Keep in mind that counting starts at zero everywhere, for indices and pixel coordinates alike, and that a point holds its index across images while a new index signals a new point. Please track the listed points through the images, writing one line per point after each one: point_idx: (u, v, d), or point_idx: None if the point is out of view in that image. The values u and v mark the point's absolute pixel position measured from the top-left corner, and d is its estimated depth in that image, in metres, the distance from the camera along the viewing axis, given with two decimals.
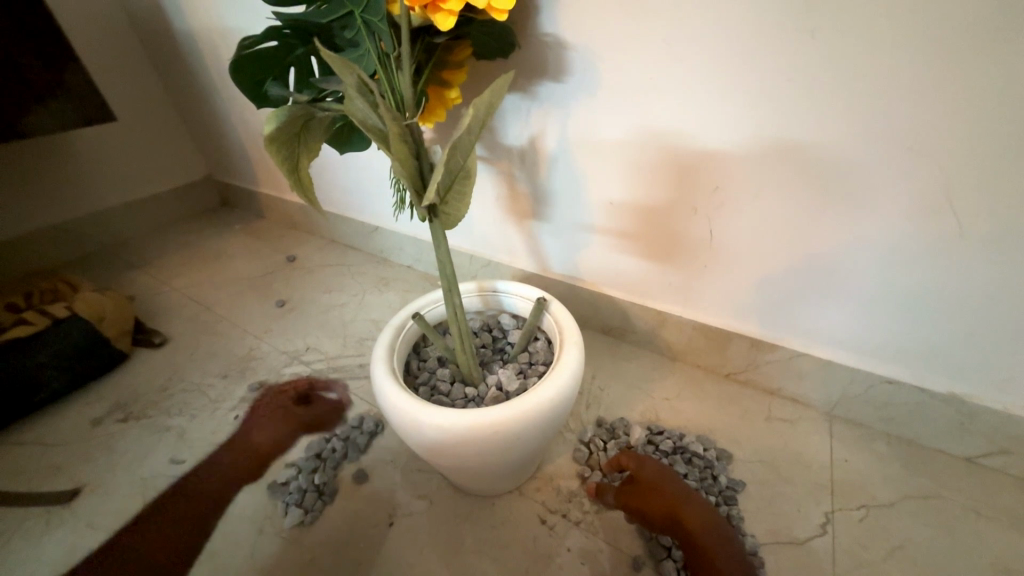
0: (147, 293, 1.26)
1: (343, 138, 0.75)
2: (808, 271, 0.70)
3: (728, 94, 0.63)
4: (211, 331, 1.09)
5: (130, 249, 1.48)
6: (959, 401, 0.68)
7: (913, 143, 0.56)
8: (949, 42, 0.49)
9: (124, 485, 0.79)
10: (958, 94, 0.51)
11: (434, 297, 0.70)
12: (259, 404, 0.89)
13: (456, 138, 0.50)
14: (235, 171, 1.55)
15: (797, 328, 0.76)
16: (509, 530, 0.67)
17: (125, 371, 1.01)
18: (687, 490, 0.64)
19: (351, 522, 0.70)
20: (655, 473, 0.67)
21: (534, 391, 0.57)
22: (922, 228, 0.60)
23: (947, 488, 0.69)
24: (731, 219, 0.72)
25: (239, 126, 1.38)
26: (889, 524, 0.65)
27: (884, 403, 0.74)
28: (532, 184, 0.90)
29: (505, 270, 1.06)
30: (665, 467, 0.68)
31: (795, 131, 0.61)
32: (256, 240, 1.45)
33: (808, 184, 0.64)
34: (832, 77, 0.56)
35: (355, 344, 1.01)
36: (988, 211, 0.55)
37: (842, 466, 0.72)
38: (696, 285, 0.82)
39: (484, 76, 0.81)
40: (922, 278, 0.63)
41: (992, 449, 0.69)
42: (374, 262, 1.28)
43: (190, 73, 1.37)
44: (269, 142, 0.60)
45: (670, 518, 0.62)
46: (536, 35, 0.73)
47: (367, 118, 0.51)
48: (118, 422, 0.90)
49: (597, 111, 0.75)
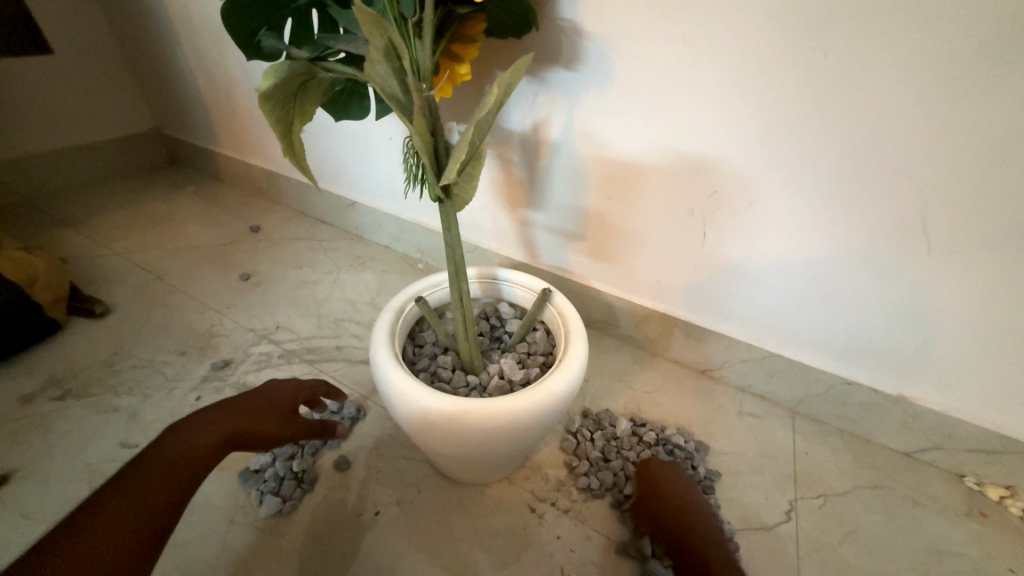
0: (84, 256, 1.11)
1: (339, 104, 0.69)
2: (789, 280, 0.75)
3: (736, 102, 0.65)
4: (164, 303, 0.99)
5: (59, 205, 1.30)
6: (906, 402, 0.76)
7: (899, 169, 0.60)
8: (945, 76, 0.54)
9: (63, 470, 0.70)
10: (939, 126, 0.56)
11: (434, 281, 0.67)
12: (224, 385, 0.83)
13: (479, 117, 0.48)
14: (191, 127, 1.40)
15: (775, 330, 0.81)
16: (499, 518, 0.67)
17: (61, 343, 0.90)
18: (690, 490, 0.66)
19: (333, 511, 0.67)
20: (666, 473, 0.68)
21: (546, 382, 0.55)
22: (900, 246, 0.65)
23: (890, 479, 0.77)
24: (725, 223, 0.75)
25: (200, 75, 1.25)
26: (844, 512, 0.72)
27: (842, 402, 0.81)
28: (530, 170, 0.88)
29: (492, 257, 1.05)
30: (677, 469, 0.69)
31: (794, 144, 0.65)
32: (213, 206, 1.33)
33: (802, 200, 0.68)
34: (835, 99, 0.60)
35: (330, 324, 0.96)
36: (956, 234, 0.61)
37: (804, 458, 0.79)
38: (684, 287, 0.85)
39: (496, 55, 0.78)
40: (892, 290, 0.68)
41: (928, 444, 0.77)
42: (348, 239, 1.21)
43: (147, 8, 1.22)
44: (264, 99, 0.55)
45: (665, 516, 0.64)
46: (552, 19, 0.72)
47: (386, 84, 0.49)
48: (53, 401, 0.80)
49: (607, 105, 0.75)
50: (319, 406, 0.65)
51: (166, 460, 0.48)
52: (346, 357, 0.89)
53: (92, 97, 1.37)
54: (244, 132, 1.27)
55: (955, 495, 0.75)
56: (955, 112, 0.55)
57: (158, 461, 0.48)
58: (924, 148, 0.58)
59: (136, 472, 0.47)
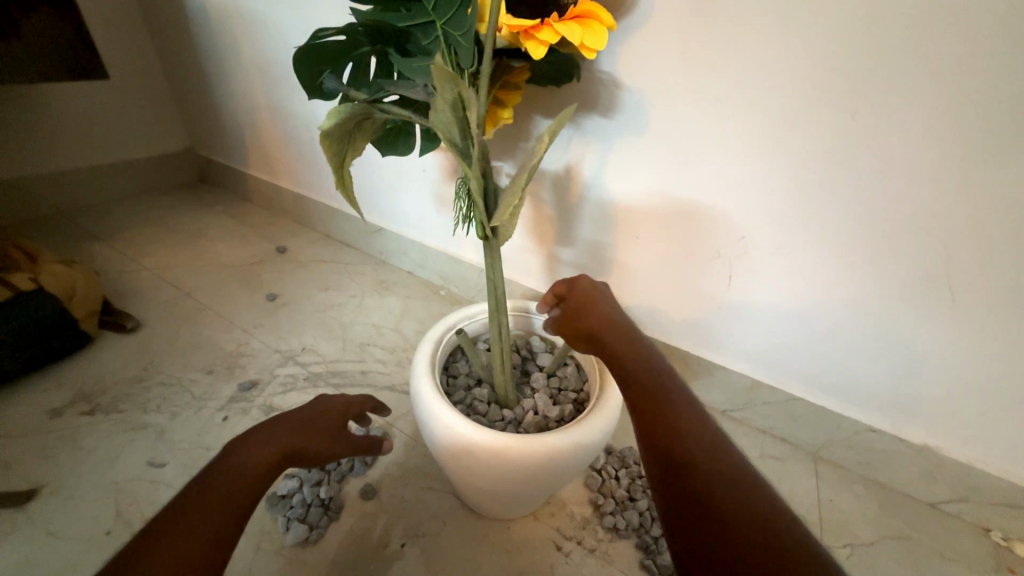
0: (114, 270, 1.14)
1: (388, 140, 0.72)
2: (815, 327, 0.76)
3: (765, 155, 0.69)
4: (192, 320, 1.00)
5: (93, 218, 1.33)
6: (931, 452, 0.76)
7: (927, 225, 0.63)
8: (966, 143, 0.58)
9: (91, 488, 0.70)
10: (963, 188, 0.60)
11: (471, 313, 0.69)
12: (251, 406, 0.83)
13: (534, 164, 0.51)
14: (224, 149, 1.46)
15: (798, 373, 0.82)
16: (524, 555, 0.67)
17: (90, 357, 0.91)
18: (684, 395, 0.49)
19: (359, 541, 0.66)
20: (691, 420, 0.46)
21: (586, 419, 0.56)
22: (924, 299, 0.67)
23: (917, 531, 0.76)
24: (750, 267, 0.77)
25: (238, 101, 1.31)
26: (872, 564, 0.72)
27: (865, 449, 0.81)
28: (560, 207, 0.92)
29: (515, 288, 1.07)
30: (690, 400, 0.48)
31: (821, 197, 0.68)
32: (241, 225, 1.36)
33: (829, 248, 0.70)
34: (863, 159, 0.63)
35: (355, 348, 0.97)
36: (978, 289, 0.63)
37: (828, 505, 0.79)
38: (706, 329, 0.87)
39: (535, 101, 0.83)
40: (915, 341, 0.70)
41: (953, 496, 0.77)
42: (372, 263, 1.23)
43: (195, 39, 1.29)
44: (326, 137, 0.58)
45: (663, 462, 0.43)
46: (591, 72, 0.76)
47: (447, 130, 0.52)
48: (82, 416, 0.80)
49: (638, 152, 0.79)
50: (363, 422, 0.64)
51: (230, 471, 0.46)
52: (371, 382, 0.89)
53: (132, 117, 1.43)
54: (275, 156, 1.32)
55: (982, 549, 0.74)
56: (977, 176, 0.58)
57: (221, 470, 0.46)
58: (948, 207, 0.61)
59: (201, 487, 0.44)
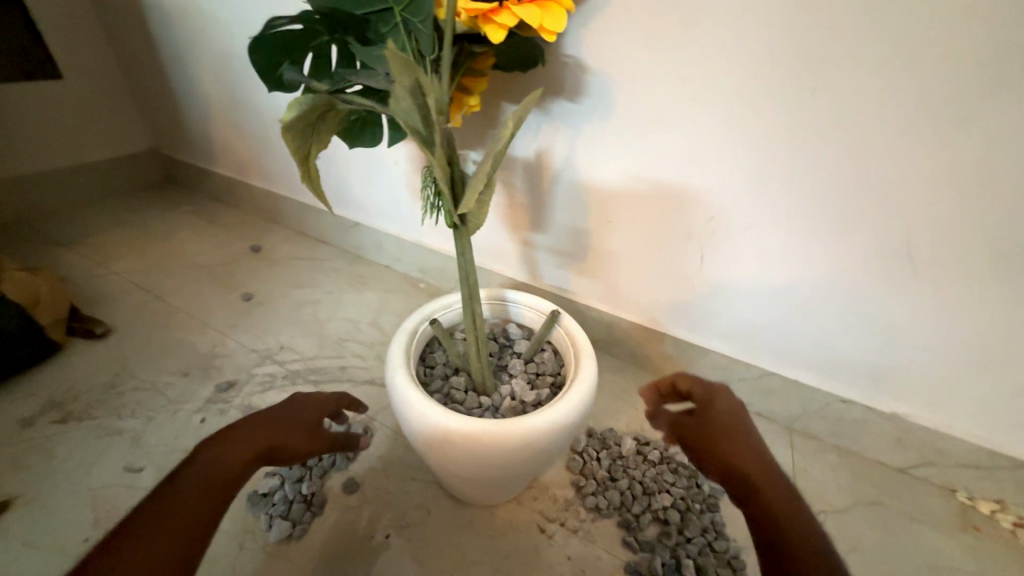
0: (80, 276, 1.10)
1: (355, 132, 0.71)
2: (786, 303, 0.78)
3: (731, 134, 0.70)
4: (164, 323, 0.98)
5: (56, 224, 1.29)
6: (899, 418, 0.79)
7: (888, 197, 0.65)
8: (920, 116, 0.59)
9: (67, 497, 0.69)
10: (920, 160, 0.61)
11: (446, 303, 0.69)
12: (229, 407, 0.82)
13: (499, 150, 0.50)
14: (191, 148, 1.42)
15: (771, 348, 0.84)
16: (508, 539, 0.68)
17: (59, 365, 0.88)
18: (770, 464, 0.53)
19: (343, 535, 0.67)
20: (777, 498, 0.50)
21: (561, 401, 0.57)
22: (887, 271, 0.69)
23: (887, 495, 0.79)
24: (722, 246, 0.78)
25: (203, 98, 1.27)
26: (845, 529, 0.75)
27: (837, 419, 0.83)
28: (534, 195, 0.92)
29: (493, 277, 1.07)
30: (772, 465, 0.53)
31: (786, 174, 0.69)
32: (212, 225, 1.33)
33: (796, 224, 0.71)
34: (823, 135, 0.64)
35: (333, 344, 0.96)
36: (938, 258, 0.65)
37: (803, 475, 0.82)
38: (681, 310, 0.88)
39: (502, 88, 0.82)
40: (881, 312, 0.72)
41: (920, 460, 0.80)
42: (349, 259, 1.22)
43: (153, 34, 1.25)
44: (287, 130, 0.57)
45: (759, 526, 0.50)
46: (556, 56, 0.76)
47: (409, 118, 0.51)
48: (54, 424, 0.78)
49: (608, 135, 0.79)
50: (340, 419, 0.64)
51: (204, 470, 0.46)
52: (350, 377, 0.89)
53: (92, 117, 1.38)
54: (244, 153, 1.29)
55: (949, 509, 0.78)
56: (931, 148, 0.60)
57: (194, 469, 0.46)
58: (905, 179, 0.63)
59: (173, 487, 0.44)
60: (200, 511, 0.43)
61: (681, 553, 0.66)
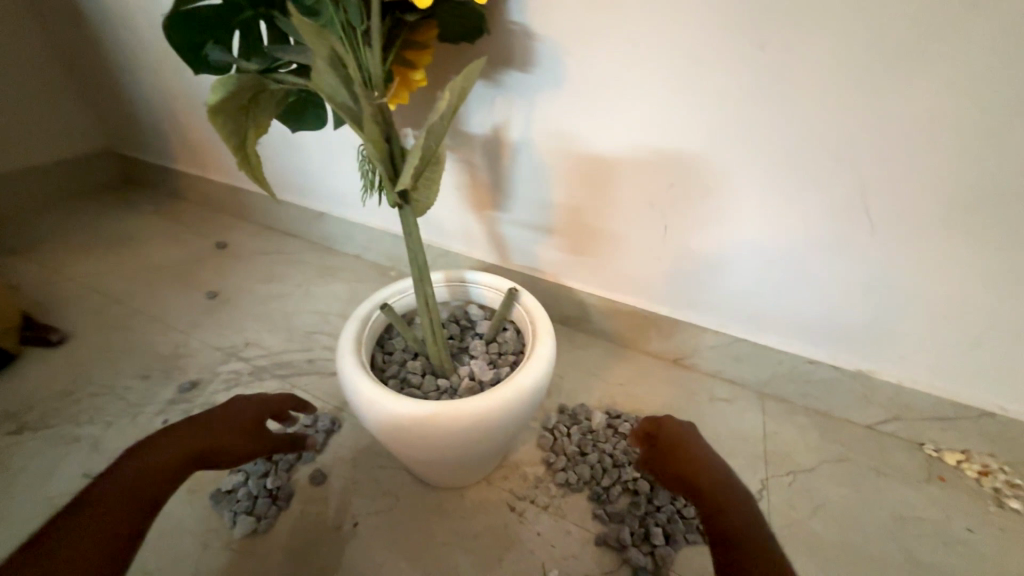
0: (35, 283, 1.07)
1: (295, 115, 0.68)
2: (749, 267, 0.77)
3: (683, 97, 0.68)
4: (123, 326, 0.96)
5: (9, 231, 1.25)
6: (865, 376, 0.79)
7: (841, 153, 0.63)
8: (869, 66, 0.57)
9: (24, 507, 0.68)
10: (872, 113, 0.60)
11: (401, 286, 0.68)
12: (192, 406, 0.81)
13: (431, 122, 0.48)
14: (147, 144, 1.37)
15: (739, 314, 0.83)
16: (478, 519, 0.68)
17: (14, 375, 0.86)
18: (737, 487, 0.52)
19: (310, 526, 0.66)
20: (731, 499, 0.51)
21: (515, 378, 0.56)
22: (845, 228, 0.68)
23: (855, 452, 0.80)
24: (685, 214, 0.77)
25: (152, 90, 1.22)
26: (813, 487, 0.76)
27: (806, 380, 0.84)
28: (494, 172, 0.89)
29: (462, 260, 1.05)
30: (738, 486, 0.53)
31: (740, 135, 0.67)
32: (175, 224, 1.29)
33: (754, 186, 0.70)
34: (775, 91, 0.63)
35: (300, 337, 0.94)
36: (894, 212, 0.64)
37: (773, 437, 0.82)
38: (649, 281, 0.87)
39: (451, 61, 0.79)
40: (842, 270, 0.71)
41: (887, 416, 0.81)
42: (316, 250, 1.19)
43: (93, 24, 1.19)
44: (213, 114, 0.54)
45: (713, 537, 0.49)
46: (502, 23, 0.73)
47: (336, 94, 0.48)
48: (10, 435, 0.76)
49: (562, 105, 0.76)
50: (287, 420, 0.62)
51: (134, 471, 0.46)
52: (318, 369, 0.88)
53: (39, 117, 1.32)
54: (201, 147, 1.25)
55: (915, 462, 0.79)
56: (882, 99, 0.58)
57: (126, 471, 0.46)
58: (858, 133, 0.61)
59: (103, 493, 0.44)
60: (127, 512, 0.43)
61: (649, 522, 0.66)
